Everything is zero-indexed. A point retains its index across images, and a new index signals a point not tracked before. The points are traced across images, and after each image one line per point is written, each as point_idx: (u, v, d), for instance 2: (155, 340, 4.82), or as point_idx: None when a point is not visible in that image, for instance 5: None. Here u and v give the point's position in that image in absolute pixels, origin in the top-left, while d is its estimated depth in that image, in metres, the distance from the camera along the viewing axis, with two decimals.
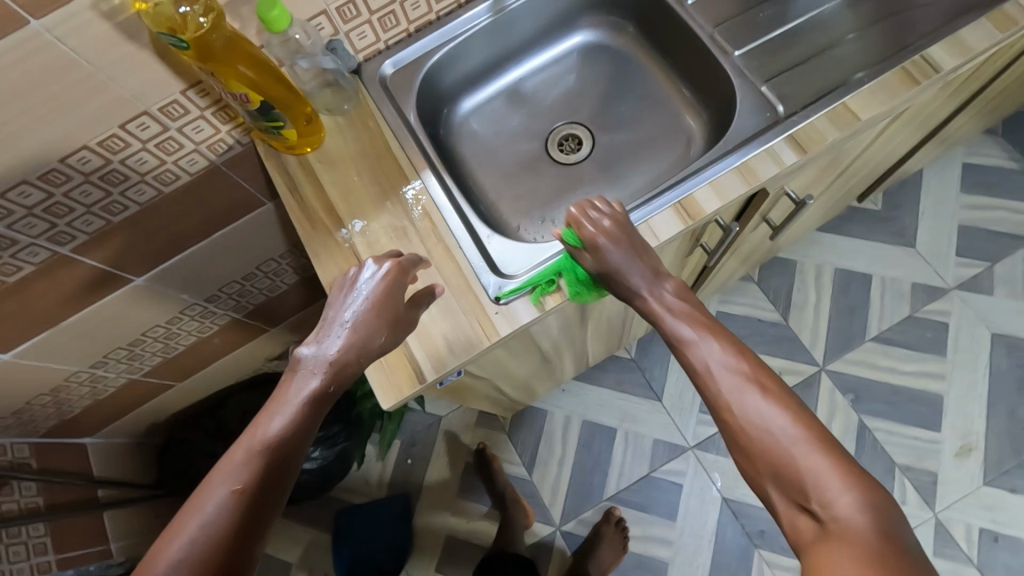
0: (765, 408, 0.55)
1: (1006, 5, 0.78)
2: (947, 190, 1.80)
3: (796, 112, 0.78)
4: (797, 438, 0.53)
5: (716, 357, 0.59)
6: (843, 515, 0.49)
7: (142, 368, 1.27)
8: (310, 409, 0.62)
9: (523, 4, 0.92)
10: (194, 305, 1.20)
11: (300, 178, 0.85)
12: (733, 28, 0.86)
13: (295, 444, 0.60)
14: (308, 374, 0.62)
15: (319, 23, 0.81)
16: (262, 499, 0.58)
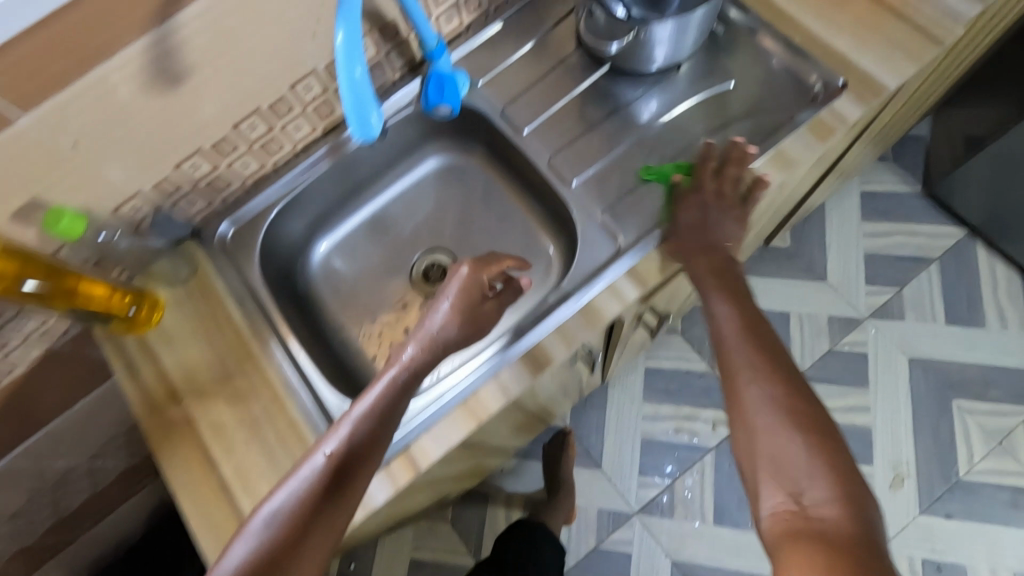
0: (755, 363, 0.63)
1: (823, 113, 0.78)
2: (849, 220, 1.85)
3: (636, 241, 0.78)
4: (753, 387, 0.62)
5: (720, 311, 0.69)
6: (821, 512, 0.53)
7: (33, 535, 1.18)
8: (395, 390, 0.67)
9: (363, 143, 0.90)
10: (77, 467, 1.12)
11: (139, 362, 0.81)
12: (572, 152, 0.84)
13: (389, 417, 0.66)
14: (404, 351, 0.70)
15: (136, 205, 0.77)
16: (359, 471, 0.63)
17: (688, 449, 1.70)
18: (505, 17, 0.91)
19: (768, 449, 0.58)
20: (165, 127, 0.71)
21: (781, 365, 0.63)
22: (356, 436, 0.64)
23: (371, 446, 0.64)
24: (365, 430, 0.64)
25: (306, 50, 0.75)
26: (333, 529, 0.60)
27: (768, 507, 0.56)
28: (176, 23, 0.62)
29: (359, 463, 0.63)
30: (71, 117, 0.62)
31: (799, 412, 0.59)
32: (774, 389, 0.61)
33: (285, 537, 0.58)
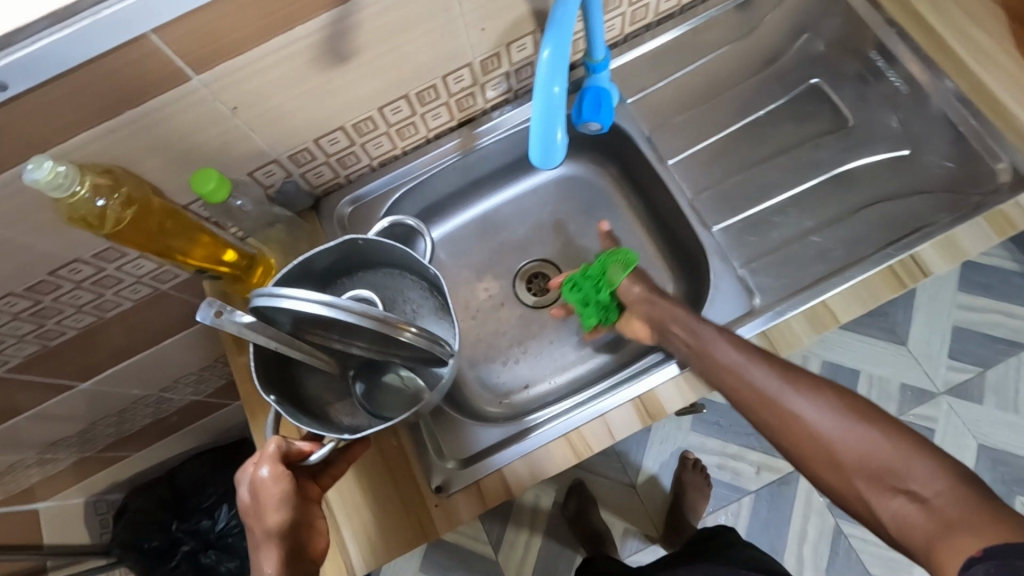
0: (810, 403, 0.60)
1: (1005, 205, 0.71)
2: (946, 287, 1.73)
3: (775, 304, 0.73)
4: (816, 407, 0.59)
5: (756, 373, 0.63)
6: (929, 496, 0.52)
7: (120, 431, 1.30)
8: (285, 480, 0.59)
9: (498, 141, 0.86)
10: (170, 386, 1.21)
11: (243, 325, 0.80)
12: (713, 200, 0.82)
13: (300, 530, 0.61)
14: (269, 479, 0.59)
15: (269, 170, 0.75)
16: (281, 526, 0.59)
17: (727, 494, 1.64)
18: (667, 36, 0.86)
19: (869, 446, 0.56)
20: (317, 101, 0.68)
21: (817, 383, 0.61)
22: (259, 516, 0.59)
23: (291, 535, 0.60)
24: (281, 515, 0.59)
25: (471, 43, 0.72)
26: None
27: (816, 406, 0.59)
28: (361, 3, 0.59)
29: (283, 547, 0.59)
30: (235, 83, 0.61)
31: (841, 397, 0.59)
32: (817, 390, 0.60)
33: None
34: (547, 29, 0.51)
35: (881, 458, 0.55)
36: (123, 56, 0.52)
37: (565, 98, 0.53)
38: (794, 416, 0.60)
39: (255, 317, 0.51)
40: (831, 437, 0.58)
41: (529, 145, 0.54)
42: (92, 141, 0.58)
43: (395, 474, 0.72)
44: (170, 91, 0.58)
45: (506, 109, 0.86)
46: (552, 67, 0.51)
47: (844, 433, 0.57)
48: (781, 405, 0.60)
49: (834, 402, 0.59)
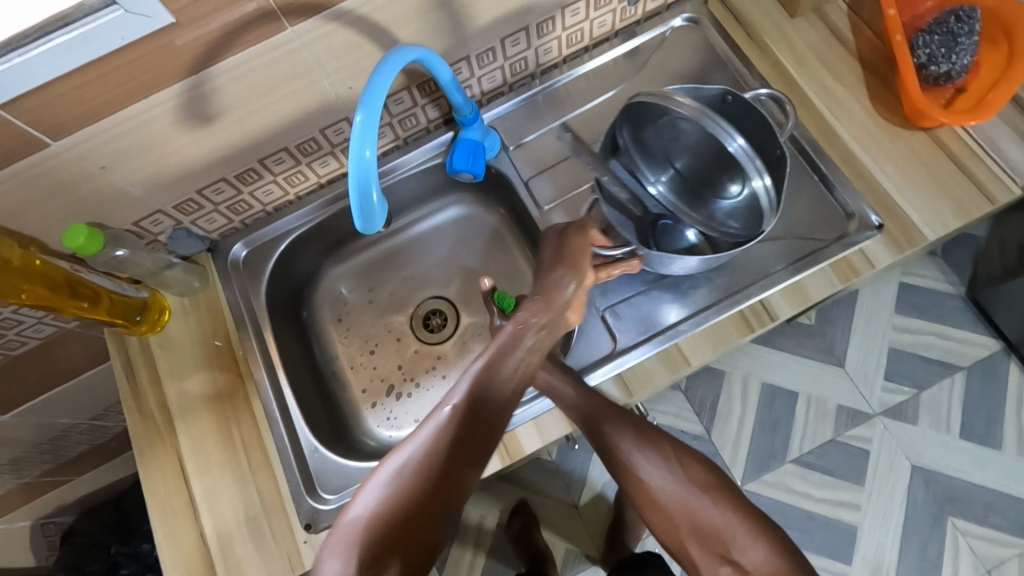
0: (658, 469, 0.68)
1: (849, 251, 0.75)
2: (883, 306, 1.60)
3: (634, 346, 0.76)
4: (662, 472, 0.68)
5: (617, 434, 0.69)
6: (752, 567, 0.63)
7: (58, 457, 1.33)
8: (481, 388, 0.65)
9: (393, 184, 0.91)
10: (100, 415, 1.24)
11: (136, 364, 0.84)
12: None
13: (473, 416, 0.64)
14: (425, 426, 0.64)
15: (156, 219, 0.79)
16: (463, 442, 0.63)
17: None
18: (550, 84, 0.90)
19: (703, 514, 0.66)
20: (190, 159, 0.72)
21: (660, 443, 0.70)
22: (458, 425, 0.63)
23: (480, 447, 0.64)
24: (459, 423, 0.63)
25: (341, 101, 0.75)
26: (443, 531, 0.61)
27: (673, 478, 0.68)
28: (215, 72, 0.63)
29: (440, 478, 0.61)
30: (98, 146, 0.64)
31: (682, 461, 0.69)
32: (664, 454, 0.69)
33: (397, 529, 0.59)
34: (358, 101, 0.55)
35: (713, 520, 0.65)
36: None
37: (376, 161, 0.56)
38: (645, 484, 0.69)
39: (741, 143, 0.68)
40: (675, 503, 0.67)
41: (349, 205, 0.58)
42: None
43: (269, 511, 0.75)
44: (32, 157, 0.62)
45: (396, 155, 0.90)
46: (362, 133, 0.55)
47: (680, 498, 0.67)
48: (631, 468, 0.69)
49: (682, 470, 0.68)
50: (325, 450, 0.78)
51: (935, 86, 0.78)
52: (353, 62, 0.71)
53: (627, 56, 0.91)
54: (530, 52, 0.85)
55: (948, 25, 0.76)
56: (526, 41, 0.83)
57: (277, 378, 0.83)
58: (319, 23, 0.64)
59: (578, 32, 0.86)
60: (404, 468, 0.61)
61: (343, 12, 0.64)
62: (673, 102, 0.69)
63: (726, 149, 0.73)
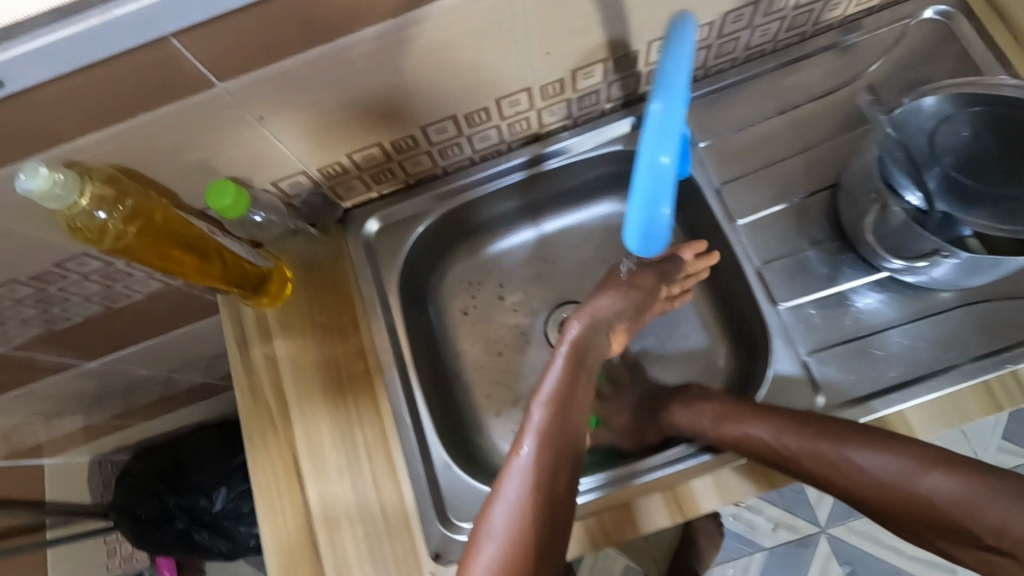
0: (864, 454, 0.53)
1: None
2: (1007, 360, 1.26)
3: (842, 404, 0.63)
4: (850, 450, 0.54)
5: (758, 432, 0.58)
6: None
7: (126, 404, 1.28)
8: (567, 376, 0.58)
9: (565, 164, 0.78)
10: (178, 369, 1.17)
11: (251, 339, 0.74)
12: (786, 272, 0.69)
13: (572, 430, 0.56)
14: (525, 440, 0.54)
15: (297, 181, 0.69)
16: (558, 472, 0.53)
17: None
18: (754, 74, 0.76)
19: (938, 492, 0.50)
20: (355, 117, 0.61)
21: (836, 424, 0.56)
22: (560, 434, 0.55)
23: (574, 424, 0.57)
24: (563, 425, 0.56)
25: (533, 67, 0.63)
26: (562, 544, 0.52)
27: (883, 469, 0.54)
28: (421, 15, 0.52)
29: (547, 530, 0.51)
30: (267, 93, 0.54)
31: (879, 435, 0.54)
32: (841, 432, 0.55)
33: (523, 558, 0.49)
34: (653, 91, 0.41)
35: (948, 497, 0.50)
36: (140, 57, 0.45)
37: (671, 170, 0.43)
38: (844, 465, 0.54)
39: None
40: (894, 485, 0.52)
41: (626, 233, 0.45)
42: (101, 141, 0.52)
43: (392, 533, 0.66)
44: (192, 97, 0.51)
45: (565, 137, 0.77)
46: (658, 133, 0.41)
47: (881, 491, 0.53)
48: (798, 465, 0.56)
49: (882, 445, 0.53)
50: (458, 470, 0.69)
51: None
52: (563, 22, 0.59)
53: (851, 49, 0.76)
54: (745, 32, 0.71)
55: None
56: (748, 19, 0.69)
57: (407, 378, 0.73)
58: None
59: (806, 14, 0.71)
60: (517, 510, 0.50)
61: None
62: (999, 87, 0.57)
63: None
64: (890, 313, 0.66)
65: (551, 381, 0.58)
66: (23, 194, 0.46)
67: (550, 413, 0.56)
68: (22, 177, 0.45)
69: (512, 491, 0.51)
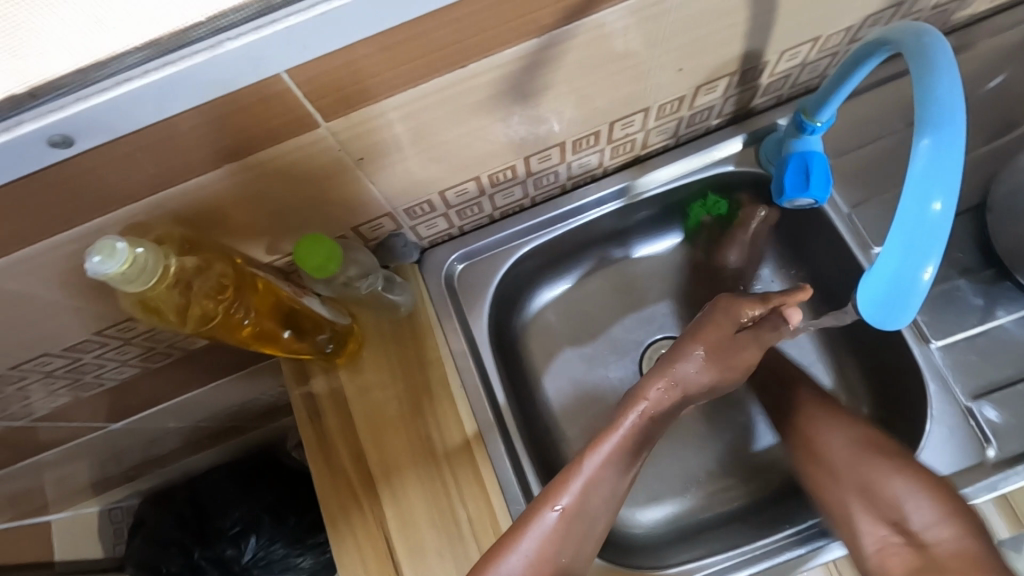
0: (899, 480, 0.55)
1: None
2: None
3: (1021, 456, 0.56)
4: (895, 481, 0.55)
5: (836, 440, 0.61)
6: None
7: (145, 454, 1.16)
8: (620, 454, 0.57)
9: (665, 187, 0.70)
10: (206, 417, 1.06)
11: (323, 403, 0.65)
12: (934, 305, 0.61)
13: (610, 491, 0.57)
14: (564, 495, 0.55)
15: (378, 223, 0.60)
16: (579, 536, 0.55)
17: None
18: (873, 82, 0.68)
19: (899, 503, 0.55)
20: (461, 151, 0.52)
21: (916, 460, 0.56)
22: (590, 505, 0.56)
23: (619, 488, 0.57)
24: (594, 497, 0.56)
25: (662, 85, 0.54)
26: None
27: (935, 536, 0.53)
28: (570, 31, 0.42)
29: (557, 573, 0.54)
30: (374, 130, 0.44)
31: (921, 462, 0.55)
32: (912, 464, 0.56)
33: None
34: (918, 126, 0.34)
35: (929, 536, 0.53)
36: (245, 98, 0.35)
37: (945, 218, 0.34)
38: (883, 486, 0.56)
39: None
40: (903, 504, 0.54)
41: (867, 295, 0.37)
42: (177, 196, 0.42)
43: None
44: (291, 140, 0.41)
45: (666, 159, 0.69)
46: (932, 177, 0.33)
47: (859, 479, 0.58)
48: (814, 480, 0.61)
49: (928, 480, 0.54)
50: None
51: None
52: (706, 35, 0.50)
53: None
54: None
55: None
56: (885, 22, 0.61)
57: (509, 441, 0.64)
58: None
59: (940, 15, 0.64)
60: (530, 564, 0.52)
61: None
62: None
63: None
64: None
65: (614, 443, 0.57)
66: (94, 277, 0.35)
67: (591, 486, 0.56)
68: (97, 258, 0.35)
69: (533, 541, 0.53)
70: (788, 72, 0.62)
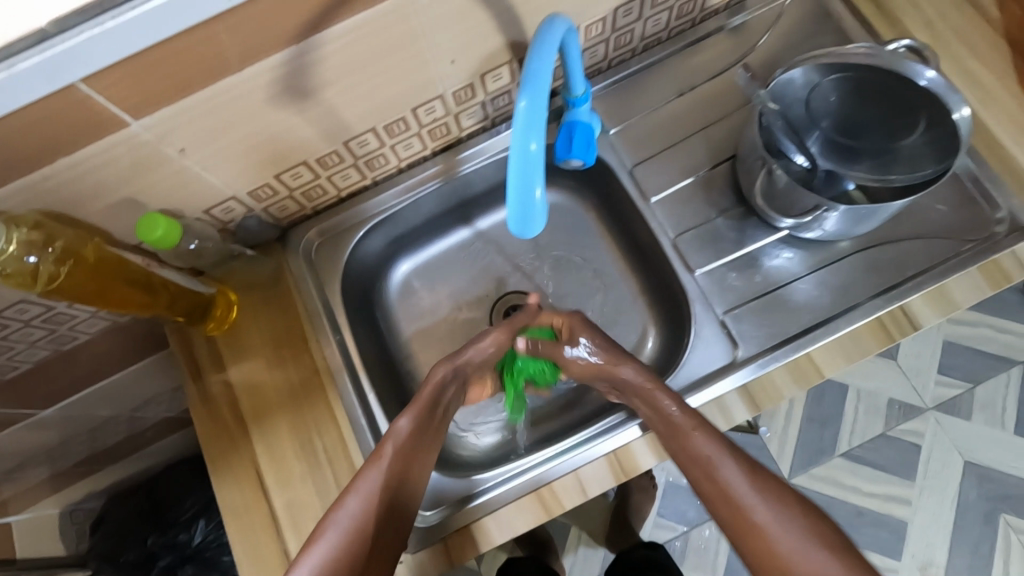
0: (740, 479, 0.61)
1: (1000, 254, 0.68)
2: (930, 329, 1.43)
3: (759, 354, 0.69)
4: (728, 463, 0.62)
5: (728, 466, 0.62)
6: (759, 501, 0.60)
7: (93, 448, 1.27)
8: (423, 414, 0.68)
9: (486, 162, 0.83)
10: (142, 406, 1.17)
11: (202, 363, 0.76)
12: (699, 240, 0.75)
13: (422, 439, 0.67)
14: (402, 418, 0.67)
15: (228, 206, 0.71)
16: (385, 511, 0.62)
17: (690, 504, 1.35)
18: (654, 60, 0.82)
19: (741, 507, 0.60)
20: (274, 140, 0.64)
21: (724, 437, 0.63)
22: (423, 423, 0.68)
23: (427, 442, 0.67)
24: (398, 466, 0.64)
25: (441, 75, 0.67)
26: (388, 552, 0.62)
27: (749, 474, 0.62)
28: (321, 40, 0.55)
29: (391, 481, 0.63)
30: (184, 124, 0.56)
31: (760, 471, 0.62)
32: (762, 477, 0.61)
33: (342, 567, 0.59)
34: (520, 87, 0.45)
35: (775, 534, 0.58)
36: (54, 104, 0.48)
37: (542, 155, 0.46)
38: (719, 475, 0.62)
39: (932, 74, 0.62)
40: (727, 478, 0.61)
41: (508, 211, 0.47)
42: (21, 190, 0.54)
43: None
44: (109, 138, 0.53)
45: (483, 137, 0.81)
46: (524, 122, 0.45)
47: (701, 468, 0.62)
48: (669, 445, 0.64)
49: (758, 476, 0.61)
50: None
51: None
52: (460, 31, 0.62)
53: (738, 31, 0.82)
54: (638, 24, 0.76)
55: None
56: (639, 12, 0.74)
57: (360, 383, 0.76)
58: None
59: (691, 2, 0.77)
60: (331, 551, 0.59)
61: None
62: (850, 54, 0.64)
63: (885, 101, 0.65)
64: (785, 266, 0.73)
65: (408, 416, 0.67)
66: None
67: (392, 456, 0.64)
68: None
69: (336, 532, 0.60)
70: None
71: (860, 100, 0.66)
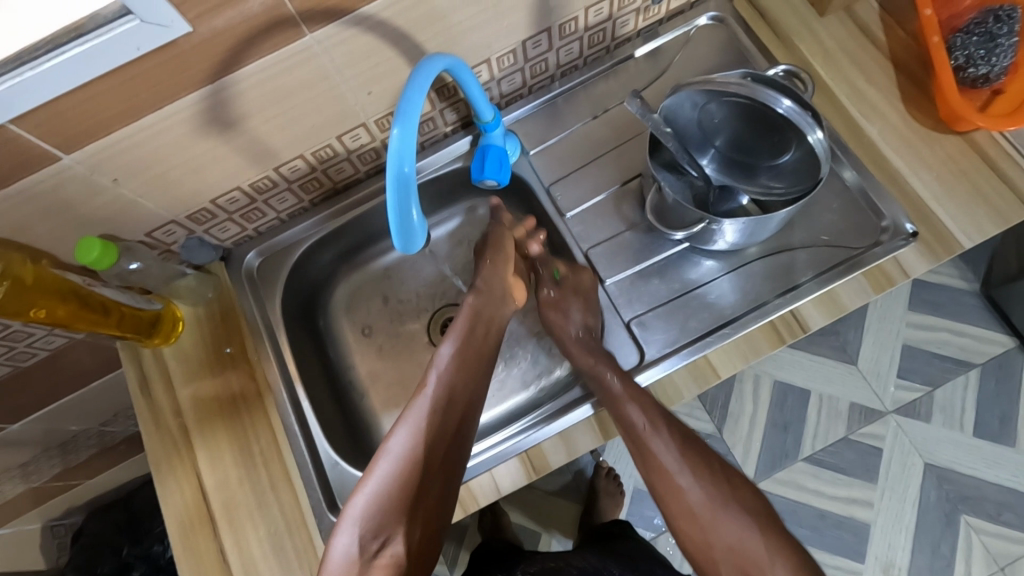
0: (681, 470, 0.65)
1: (883, 259, 0.73)
2: (886, 331, 1.43)
3: (661, 357, 0.74)
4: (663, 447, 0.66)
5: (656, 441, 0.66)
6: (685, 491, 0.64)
7: (68, 461, 1.32)
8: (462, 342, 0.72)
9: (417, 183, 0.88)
10: (110, 420, 1.22)
11: (149, 376, 0.82)
12: (610, 251, 0.81)
13: (477, 364, 0.71)
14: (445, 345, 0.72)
15: (170, 229, 0.77)
16: (440, 431, 0.64)
17: (655, 509, 1.36)
18: (571, 86, 0.88)
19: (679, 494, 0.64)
20: (204, 168, 0.70)
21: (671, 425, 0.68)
22: (466, 351, 0.71)
23: (474, 367, 0.71)
24: (450, 389, 0.68)
25: (359, 105, 0.73)
26: (445, 470, 0.63)
27: (662, 444, 0.66)
28: (234, 79, 0.61)
29: (461, 403, 0.67)
30: (114, 156, 0.62)
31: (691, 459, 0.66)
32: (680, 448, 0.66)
33: (408, 477, 0.60)
34: (394, 118, 0.51)
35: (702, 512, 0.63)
36: None
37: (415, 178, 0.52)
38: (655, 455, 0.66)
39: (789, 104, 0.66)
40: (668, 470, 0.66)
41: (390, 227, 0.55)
42: None
43: (290, 525, 0.74)
44: (44, 171, 0.59)
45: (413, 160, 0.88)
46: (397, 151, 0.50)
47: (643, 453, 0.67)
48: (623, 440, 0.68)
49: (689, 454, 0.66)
50: (345, 464, 0.77)
51: (972, 89, 0.76)
52: (371, 67, 0.69)
53: (650, 56, 0.88)
54: (550, 54, 0.82)
55: (986, 26, 0.75)
56: (548, 44, 0.80)
57: (295, 391, 0.81)
58: (341, 27, 0.62)
59: (600, 32, 0.83)
60: (395, 464, 0.61)
61: (364, 16, 0.62)
62: (717, 83, 0.67)
63: (763, 123, 0.70)
64: (690, 274, 0.78)
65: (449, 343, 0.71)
66: None
67: (438, 379, 0.68)
68: None
69: (394, 449, 0.62)
70: (484, 86, 0.82)
71: (742, 121, 0.71)
